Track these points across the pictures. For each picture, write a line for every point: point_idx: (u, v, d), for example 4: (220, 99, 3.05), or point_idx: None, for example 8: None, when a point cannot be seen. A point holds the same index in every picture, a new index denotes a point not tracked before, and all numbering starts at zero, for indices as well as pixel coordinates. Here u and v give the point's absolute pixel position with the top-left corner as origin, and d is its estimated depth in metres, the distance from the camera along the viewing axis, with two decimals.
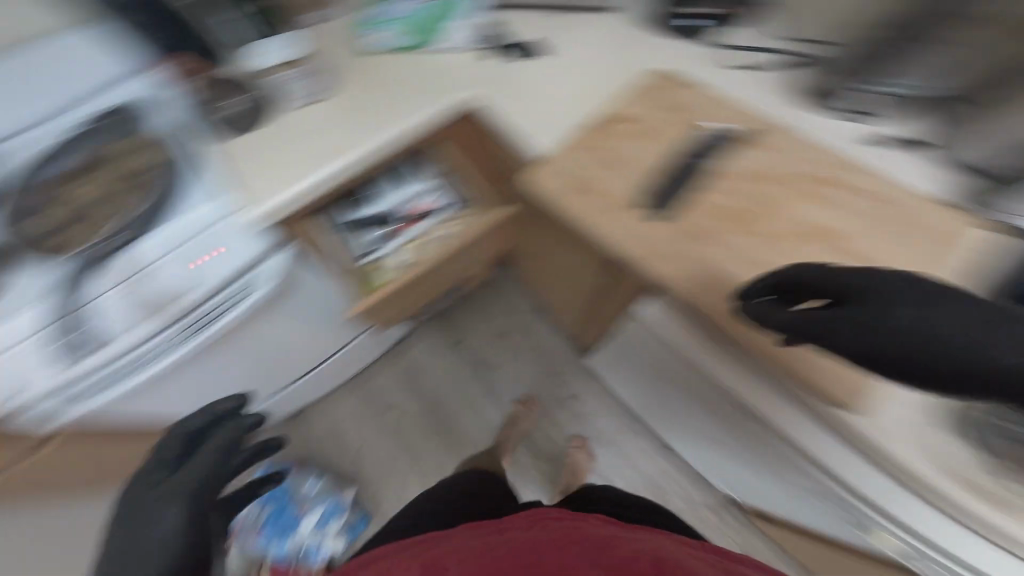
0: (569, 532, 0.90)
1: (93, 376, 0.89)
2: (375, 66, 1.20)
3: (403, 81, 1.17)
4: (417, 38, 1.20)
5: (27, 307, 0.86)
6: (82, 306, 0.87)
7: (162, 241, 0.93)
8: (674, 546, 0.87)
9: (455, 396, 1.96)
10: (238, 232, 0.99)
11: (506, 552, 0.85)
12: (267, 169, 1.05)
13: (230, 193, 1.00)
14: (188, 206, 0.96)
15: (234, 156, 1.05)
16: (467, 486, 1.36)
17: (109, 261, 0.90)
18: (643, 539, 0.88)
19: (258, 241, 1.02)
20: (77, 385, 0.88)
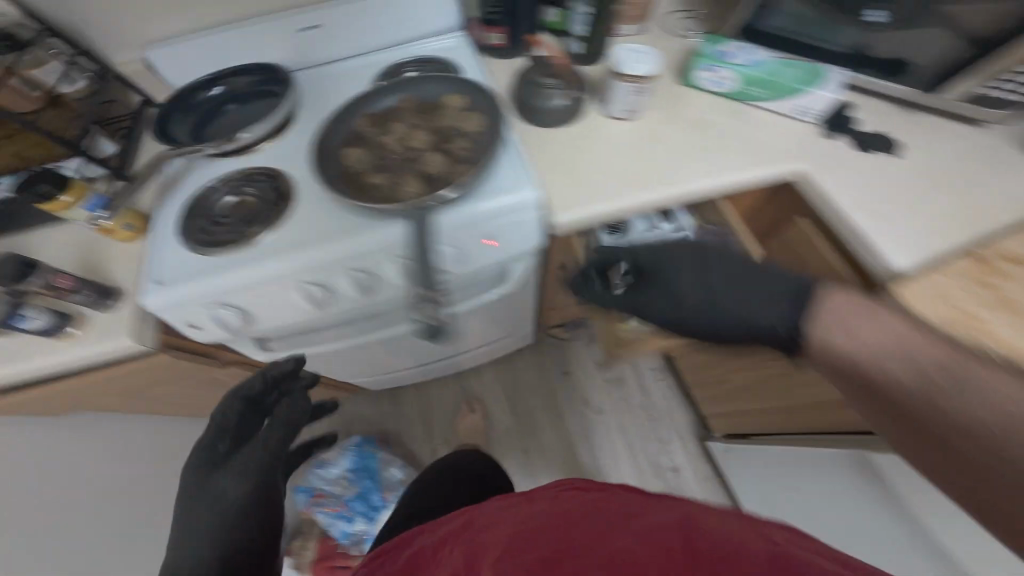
0: (565, 498, 0.55)
1: (280, 304, 0.69)
2: (618, 145, 0.75)
3: (717, 140, 0.75)
4: (747, 96, 0.77)
5: (214, 289, 0.66)
6: (266, 299, 0.69)
7: (296, 269, 0.67)
8: (737, 515, 0.48)
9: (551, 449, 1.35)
10: (370, 242, 0.67)
11: (447, 540, 0.56)
12: (328, 223, 0.68)
13: (296, 228, 0.67)
14: (361, 233, 0.66)
15: (348, 183, 0.68)
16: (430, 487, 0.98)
17: (234, 296, 0.67)
18: (665, 504, 0.51)
19: (432, 246, 0.67)
20: (289, 297, 0.70)
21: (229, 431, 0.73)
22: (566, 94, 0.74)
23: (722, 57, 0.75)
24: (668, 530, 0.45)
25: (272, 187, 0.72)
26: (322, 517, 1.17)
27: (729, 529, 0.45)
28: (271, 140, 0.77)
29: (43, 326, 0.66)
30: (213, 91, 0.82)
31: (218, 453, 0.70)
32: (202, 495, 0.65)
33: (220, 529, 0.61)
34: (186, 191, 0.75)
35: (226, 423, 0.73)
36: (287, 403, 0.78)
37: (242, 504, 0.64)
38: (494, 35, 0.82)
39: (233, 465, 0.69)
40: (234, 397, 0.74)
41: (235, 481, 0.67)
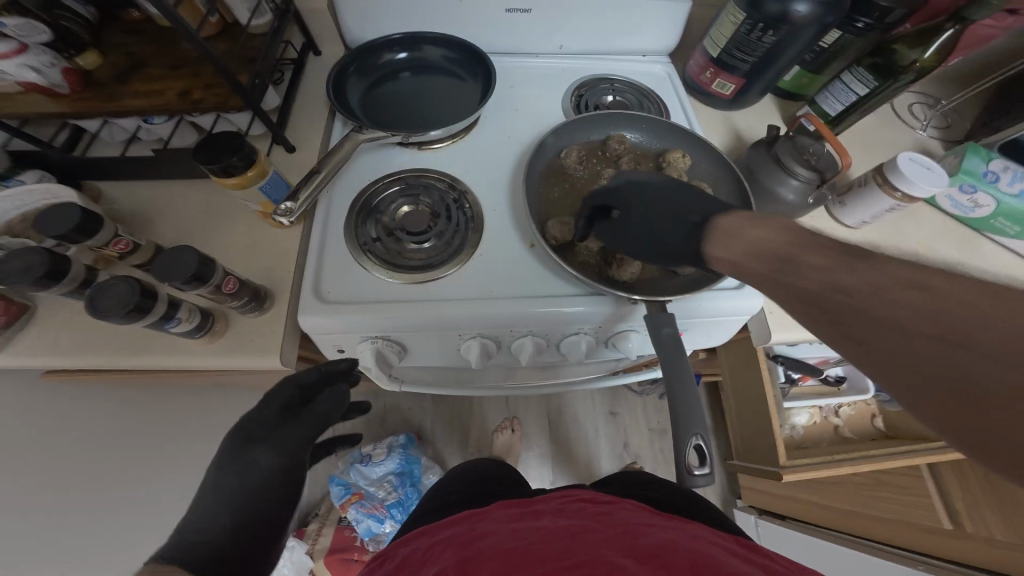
0: (570, 515, 0.51)
1: (483, 355, 0.58)
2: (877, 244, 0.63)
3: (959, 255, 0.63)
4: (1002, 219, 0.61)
5: (465, 328, 0.56)
6: (451, 339, 0.58)
7: (515, 319, 0.56)
8: (724, 538, 0.46)
9: (536, 456, 1.31)
10: (584, 305, 0.55)
11: (447, 547, 0.49)
12: (477, 261, 0.57)
13: (501, 264, 0.58)
14: (520, 270, 0.57)
15: (506, 220, 0.61)
16: (466, 492, 0.75)
17: (431, 329, 0.55)
18: (668, 525, 0.47)
19: (587, 313, 0.55)
20: (496, 347, 0.60)
21: (272, 414, 0.54)
22: (806, 186, 0.58)
23: (993, 177, 0.59)
24: (672, 551, 0.41)
25: (446, 200, 0.61)
26: (354, 512, 1.12)
27: (730, 559, 0.40)
28: (448, 142, 0.65)
29: (187, 332, 0.48)
30: (400, 53, 0.66)
31: (257, 420, 0.53)
32: (228, 467, 0.50)
33: (242, 505, 0.48)
34: (351, 175, 0.61)
35: (275, 411, 0.54)
36: (327, 394, 0.56)
37: (281, 478, 0.51)
38: (723, 82, 0.67)
39: (284, 435, 0.53)
40: (279, 389, 0.55)
41: (276, 456, 0.52)
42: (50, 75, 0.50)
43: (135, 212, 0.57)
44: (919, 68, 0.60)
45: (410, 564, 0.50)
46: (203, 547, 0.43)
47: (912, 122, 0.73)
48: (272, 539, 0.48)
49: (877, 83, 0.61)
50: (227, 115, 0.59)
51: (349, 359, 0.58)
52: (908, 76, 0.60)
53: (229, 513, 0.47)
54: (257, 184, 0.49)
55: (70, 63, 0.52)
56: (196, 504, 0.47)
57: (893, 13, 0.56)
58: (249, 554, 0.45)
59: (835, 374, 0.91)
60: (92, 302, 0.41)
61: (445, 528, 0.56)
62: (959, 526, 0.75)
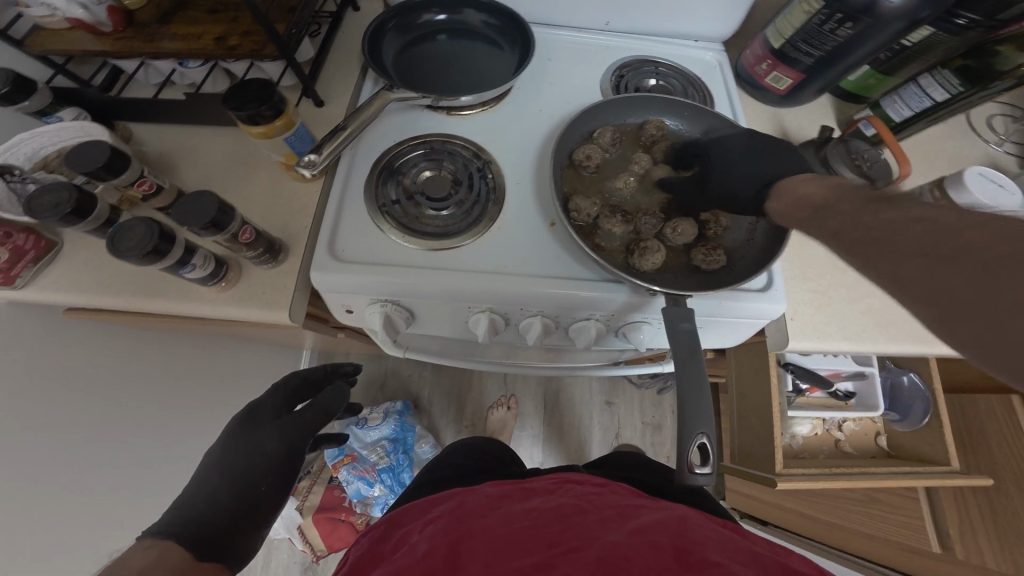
0: (559, 495, 0.52)
1: (488, 330, 0.58)
2: None
3: None
4: None
5: (476, 309, 0.57)
6: (467, 314, 0.58)
7: (528, 301, 0.56)
8: (712, 520, 0.46)
9: (530, 435, 1.33)
10: (600, 290, 0.55)
11: (439, 520, 0.50)
12: (492, 234, 0.56)
13: (519, 241, 0.57)
14: (538, 248, 0.56)
15: (529, 197, 0.59)
16: (460, 470, 0.76)
17: (440, 301, 0.55)
18: (657, 505, 0.48)
19: (602, 300, 0.55)
20: (500, 333, 0.61)
21: (276, 404, 0.59)
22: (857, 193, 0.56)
23: None
24: (660, 531, 0.42)
25: (469, 168, 0.60)
26: (346, 474, 1.16)
27: (716, 539, 0.41)
28: (479, 110, 0.64)
29: (202, 279, 0.49)
30: (440, 15, 0.64)
31: (263, 407, 0.58)
32: (234, 444, 0.55)
33: (240, 481, 0.52)
34: (378, 134, 0.60)
35: (281, 400, 0.60)
36: (329, 392, 0.62)
37: (278, 460, 0.55)
38: (780, 77, 0.63)
39: (288, 424, 0.57)
40: (285, 381, 0.62)
41: (278, 441, 0.56)
42: (95, 12, 0.49)
43: (161, 156, 0.56)
44: (1020, 75, 0.55)
45: (407, 536, 0.51)
46: (198, 522, 0.47)
47: (988, 136, 0.69)
48: (255, 519, 0.52)
49: (962, 87, 0.57)
50: (261, 64, 0.57)
51: (351, 364, 0.68)
52: (1002, 83, 0.56)
53: (229, 491, 0.51)
54: (282, 135, 0.48)
55: (115, 1, 0.50)
56: (195, 482, 0.51)
57: (1008, 10, 0.51)
58: (238, 525, 0.49)
59: (845, 389, 0.89)
60: (113, 242, 0.41)
61: (433, 505, 0.57)
62: (949, 550, 0.75)
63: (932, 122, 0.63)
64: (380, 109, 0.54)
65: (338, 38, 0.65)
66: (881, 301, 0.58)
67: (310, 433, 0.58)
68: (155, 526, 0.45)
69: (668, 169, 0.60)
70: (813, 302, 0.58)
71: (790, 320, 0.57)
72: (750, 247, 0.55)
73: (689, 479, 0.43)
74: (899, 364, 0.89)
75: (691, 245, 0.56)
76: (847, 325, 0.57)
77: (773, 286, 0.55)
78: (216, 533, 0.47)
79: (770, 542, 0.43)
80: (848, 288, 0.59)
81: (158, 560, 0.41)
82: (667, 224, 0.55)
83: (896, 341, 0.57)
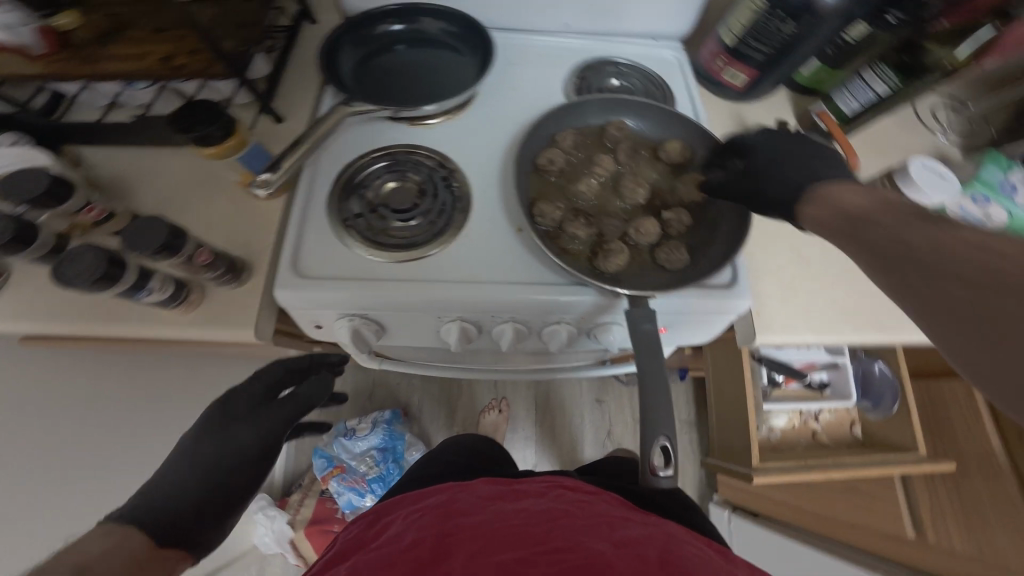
0: (550, 499, 0.52)
1: (457, 338, 0.58)
2: None
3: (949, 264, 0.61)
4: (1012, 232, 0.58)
5: (447, 318, 0.57)
6: (438, 323, 0.58)
7: (496, 310, 0.56)
8: (695, 538, 0.47)
9: (520, 438, 1.33)
10: (567, 295, 0.54)
11: (427, 513, 0.50)
12: (462, 244, 0.56)
13: (489, 250, 0.56)
14: (507, 256, 0.56)
15: (499, 205, 0.59)
16: (449, 469, 0.75)
17: (407, 312, 0.55)
18: (644, 519, 0.49)
19: (569, 304, 0.55)
20: (473, 341, 0.61)
21: (255, 396, 0.56)
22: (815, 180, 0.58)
23: (1004, 189, 0.57)
24: (646, 545, 0.42)
25: (434, 178, 0.59)
26: (336, 485, 1.14)
27: (699, 557, 0.42)
28: (442, 118, 0.63)
29: (161, 302, 0.48)
30: (396, 25, 0.63)
31: (239, 397, 0.56)
32: (208, 438, 0.52)
33: (210, 471, 0.51)
34: (339, 148, 0.60)
35: (260, 391, 0.57)
36: (310, 384, 0.59)
37: (252, 455, 0.53)
38: (735, 73, 0.64)
39: (265, 417, 0.55)
40: (267, 370, 0.58)
41: (253, 436, 0.53)
42: (20, 34, 0.48)
43: (116, 179, 0.55)
44: (948, 69, 0.57)
45: (390, 526, 0.51)
46: (164, 511, 0.46)
47: (932, 126, 0.70)
48: (225, 510, 0.51)
49: (898, 82, 0.58)
50: (212, 83, 0.57)
51: (340, 354, 0.64)
52: (934, 76, 0.58)
53: (193, 486, 0.50)
54: (236, 155, 0.48)
55: (45, 23, 0.49)
56: (165, 469, 0.51)
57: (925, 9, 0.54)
58: (206, 517, 0.49)
59: (820, 380, 0.90)
60: (59, 269, 0.40)
61: (425, 496, 0.57)
62: (922, 535, 0.77)
63: (881, 114, 0.63)
64: (337, 123, 0.53)
65: (294, 52, 0.64)
66: (845, 293, 0.59)
67: (288, 426, 0.56)
68: (121, 510, 0.45)
69: (633, 170, 0.60)
70: (779, 296, 0.59)
71: (756, 315, 0.57)
72: (714, 245, 0.56)
73: (652, 480, 0.44)
74: (870, 353, 0.89)
75: (655, 245, 0.56)
76: (811, 318, 0.58)
77: (737, 282, 0.55)
78: (183, 524, 0.47)
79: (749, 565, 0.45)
80: (811, 281, 0.59)
81: (115, 548, 0.41)
82: (631, 225, 0.56)
83: (858, 332, 0.58)
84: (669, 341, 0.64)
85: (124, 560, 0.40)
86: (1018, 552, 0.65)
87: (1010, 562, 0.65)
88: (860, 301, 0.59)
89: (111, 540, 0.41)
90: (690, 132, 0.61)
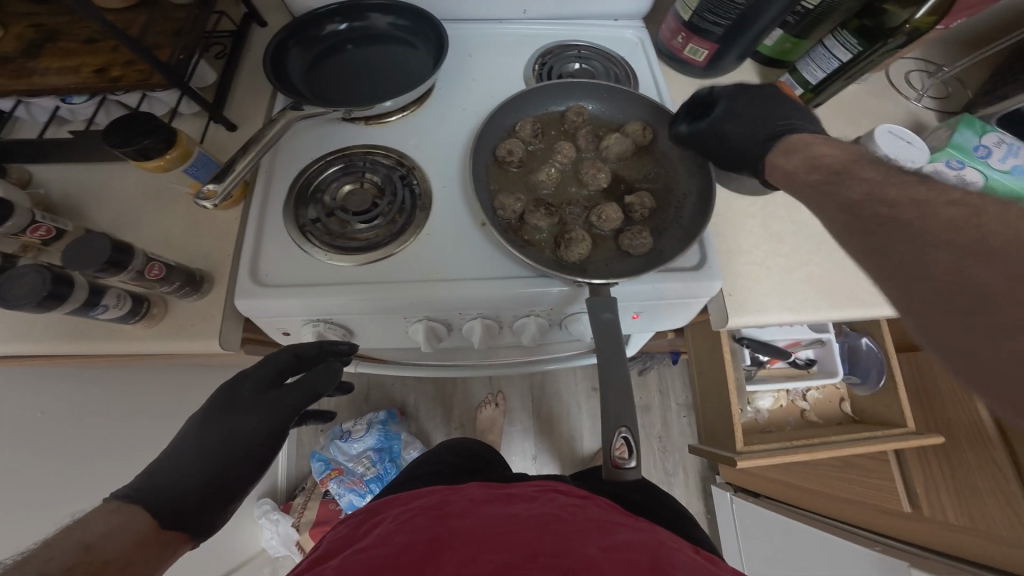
0: (541, 503, 0.51)
1: (425, 337, 0.57)
2: None
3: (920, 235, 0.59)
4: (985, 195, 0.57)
5: (413, 317, 0.56)
6: (406, 323, 0.57)
7: (462, 307, 0.55)
8: (687, 547, 0.46)
9: (517, 431, 1.33)
10: (529, 288, 0.53)
11: (418, 514, 0.49)
12: (427, 242, 0.55)
13: (456, 248, 0.55)
14: (470, 252, 0.55)
15: (462, 200, 0.58)
16: (438, 467, 0.75)
17: (373, 313, 0.54)
18: (635, 525, 0.48)
19: (533, 296, 0.54)
20: (444, 339, 0.60)
21: (261, 378, 0.50)
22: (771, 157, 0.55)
23: (975, 153, 0.55)
24: (637, 550, 0.42)
25: (393, 176, 0.58)
26: (335, 487, 1.15)
27: (690, 566, 0.41)
28: (400, 115, 0.62)
29: (119, 318, 0.48)
30: (343, 23, 0.63)
31: (246, 383, 0.50)
32: (213, 424, 0.47)
33: (214, 458, 0.45)
34: (296, 152, 0.59)
35: (267, 376, 0.50)
36: (318, 370, 0.51)
37: (261, 442, 0.47)
38: (697, 48, 0.62)
39: (273, 402, 0.49)
40: (279, 353, 0.52)
41: (257, 421, 0.47)
42: None
43: (69, 197, 0.56)
44: (910, 30, 0.52)
45: (380, 524, 0.50)
46: (166, 494, 0.41)
47: (906, 92, 0.67)
48: (224, 499, 0.45)
49: (861, 47, 0.56)
50: (155, 94, 0.56)
51: (350, 343, 0.55)
52: (896, 41, 0.54)
53: (196, 474, 0.44)
54: (180, 167, 0.49)
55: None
56: (167, 454, 0.45)
57: None
58: (206, 504, 0.43)
59: (805, 357, 0.88)
60: (1, 291, 0.41)
61: (417, 496, 0.55)
62: (918, 509, 0.75)
63: (850, 82, 0.60)
64: (287, 128, 0.53)
65: (243, 57, 0.64)
66: (820, 268, 0.58)
67: (296, 416, 0.49)
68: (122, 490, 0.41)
69: (593, 154, 0.59)
70: (751, 274, 0.57)
71: (727, 296, 0.56)
72: (679, 227, 0.55)
73: (616, 474, 0.43)
74: (856, 328, 0.88)
75: (620, 230, 0.55)
76: (784, 296, 0.56)
77: (706, 262, 0.54)
78: (183, 510, 0.41)
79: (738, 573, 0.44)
80: (783, 257, 0.58)
81: (117, 528, 0.36)
82: (593, 211, 0.55)
83: (836, 307, 0.56)
84: (642, 326, 0.63)
85: (128, 538, 0.36)
86: (1005, 517, 0.65)
87: (1001, 531, 0.64)
88: (833, 276, 0.57)
89: (115, 520, 0.37)
90: (651, 110, 0.59)
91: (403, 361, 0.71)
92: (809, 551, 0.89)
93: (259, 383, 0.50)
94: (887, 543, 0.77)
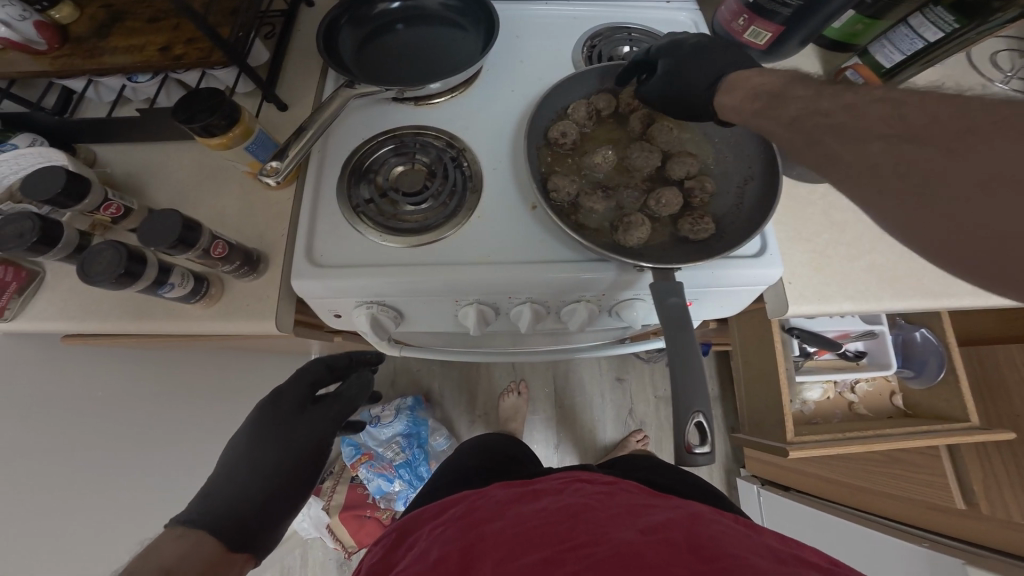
0: (571, 494, 0.50)
1: (469, 317, 0.56)
2: None
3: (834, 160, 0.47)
4: None
5: (461, 298, 0.55)
6: (455, 304, 0.56)
7: (512, 292, 0.54)
8: (724, 515, 0.44)
9: (542, 420, 1.33)
10: (587, 270, 0.52)
11: (449, 526, 0.48)
12: (474, 226, 0.54)
13: (507, 231, 0.54)
14: (517, 236, 0.54)
15: (517, 181, 0.57)
16: (467, 465, 0.75)
17: (421, 294, 0.53)
18: (668, 504, 0.46)
19: (590, 276, 0.53)
20: (492, 323, 0.59)
21: (299, 397, 0.60)
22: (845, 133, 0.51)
23: None
24: (675, 528, 0.40)
25: (443, 158, 0.58)
26: (365, 471, 1.16)
27: (729, 535, 0.39)
28: (447, 97, 0.61)
29: (183, 297, 0.49)
30: (394, 2, 0.62)
31: (286, 399, 0.59)
32: (263, 441, 0.55)
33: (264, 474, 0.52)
34: (346, 134, 0.58)
35: (303, 394, 0.61)
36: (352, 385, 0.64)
37: (311, 448, 0.57)
38: (759, 31, 0.60)
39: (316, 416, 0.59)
40: (309, 369, 0.63)
41: (305, 433, 0.57)
42: (22, 30, 0.48)
43: (131, 177, 0.56)
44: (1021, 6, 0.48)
45: (414, 544, 0.49)
46: (229, 509, 0.47)
47: (992, 74, 0.65)
48: (273, 512, 0.51)
49: (956, 25, 0.52)
50: (213, 72, 0.56)
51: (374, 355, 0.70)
52: (998, 19, 0.50)
53: (252, 490, 0.51)
54: (242, 144, 0.48)
55: (44, 17, 0.49)
56: (221, 476, 0.51)
57: None
58: (264, 518, 0.50)
59: (855, 349, 0.87)
60: (83, 267, 0.42)
61: (446, 508, 0.53)
62: (974, 506, 0.74)
63: (927, 65, 0.58)
64: (342, 108, 0.52)
65: (295, 38, 0.64)
66: (885, 255, 0.56)
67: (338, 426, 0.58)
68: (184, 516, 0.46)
69: (644, 138, 0.58)
70: (812, 263, 0.55)
71: (788, 284, 0.54)
72: (738, 212, 0.53)
73: (687, 458, 0.42)
74: (911, 320, 0.87)
75: (678, 215, 0.54)
76: (847, 285, 0.54)
77: (767, 250, 0.53)
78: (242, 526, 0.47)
79: (784, 537, 0.41)
80: (846, 246, 0.56)
81: (194, 551, 0.41)
82: (651, 196, 0.53)
83: (901, 298, 0.54)
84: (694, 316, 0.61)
85: (200, 563, 0.40)
86: None
87: None
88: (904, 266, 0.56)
89: (184, 546, 0.41)
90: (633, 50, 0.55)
91: (429, 346, 0.70)
92: (847, 546, 0.87)
93: (292, 401, 0.59)
94: (936, 541, 0.76)
